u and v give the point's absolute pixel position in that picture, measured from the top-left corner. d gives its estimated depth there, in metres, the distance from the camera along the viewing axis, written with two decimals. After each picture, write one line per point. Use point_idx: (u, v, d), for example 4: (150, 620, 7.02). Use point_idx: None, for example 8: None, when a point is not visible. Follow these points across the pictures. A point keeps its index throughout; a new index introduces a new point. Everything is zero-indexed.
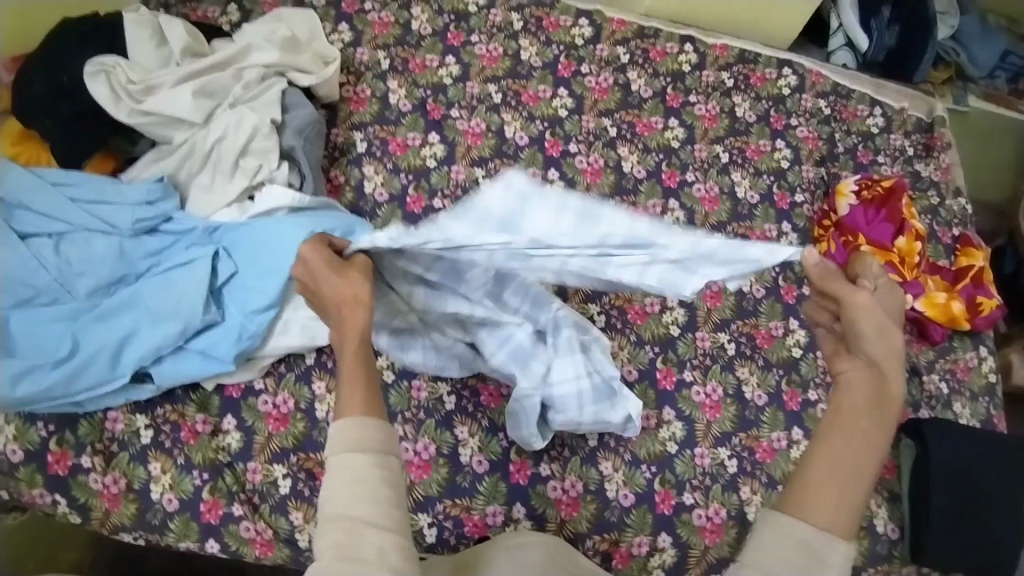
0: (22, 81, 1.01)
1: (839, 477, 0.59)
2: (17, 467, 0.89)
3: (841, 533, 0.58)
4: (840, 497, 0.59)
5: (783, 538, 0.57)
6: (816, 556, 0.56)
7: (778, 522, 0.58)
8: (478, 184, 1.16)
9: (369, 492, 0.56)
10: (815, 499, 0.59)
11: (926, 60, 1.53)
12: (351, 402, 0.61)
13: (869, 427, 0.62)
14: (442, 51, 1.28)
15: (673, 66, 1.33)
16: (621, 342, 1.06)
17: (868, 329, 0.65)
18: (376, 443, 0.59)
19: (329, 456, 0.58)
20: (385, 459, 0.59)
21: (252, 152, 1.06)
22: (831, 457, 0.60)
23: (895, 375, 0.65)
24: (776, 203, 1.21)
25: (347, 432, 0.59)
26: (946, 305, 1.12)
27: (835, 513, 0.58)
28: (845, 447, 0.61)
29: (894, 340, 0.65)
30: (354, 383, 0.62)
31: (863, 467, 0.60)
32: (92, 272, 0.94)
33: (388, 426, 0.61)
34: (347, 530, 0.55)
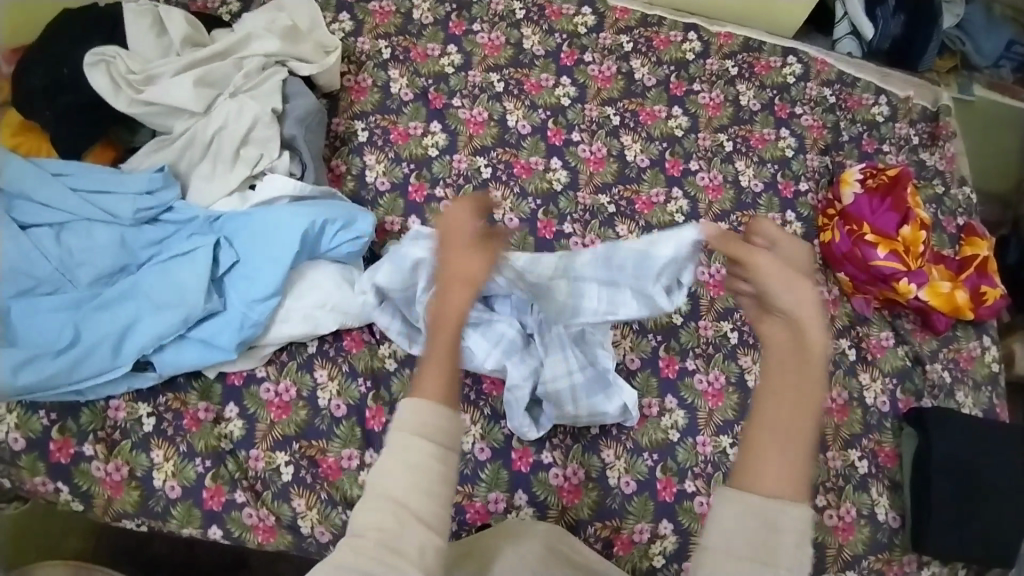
0: (21, 72, 1.01)
1: (784, 442, 0.62)
2: (19, 455, 0.90)
3: (794, 496, 0.61)
4: (784, 459, 0.62)
5: (740, 515, 0.60)
6: (770, 523, 0.59)
7: (731, 502, 0.61)
8: (480, 173, 1.15)
9: (426, 485, 0.60)
10: (759, 471, 0.62)
11: (931, 49, 1.52)
12: (429, 385, 0.64)
13: (806, 380, 0.65)
14: (444, 40, 1.27)
15: (677, 55, 1.32)
16: (623, 331, 1.06)
17: (772, 284, 0.70)
18: (441, 436, 0.62)
19: (395, 432, 0.61)
20: (445, 453, 0.61)
21: (253, 141, 1.06)
22: (772, 417, 0.64)
23: (812, 326, 0.67)
24: (780, 192, 1.20)
25: (417, 415, 0.62)
26: (951, 294, 1.10)
27: (786, 475, 0.61)
28: (786, 411, 0.64)
29: (803, 291, 0.69)
30: (444, 347, 0.67)
31: (800, 417, 0.63)
32: (94, 262, 0.94)
33: (454, 419, 0.63)
34: (398, 518, 0.59)
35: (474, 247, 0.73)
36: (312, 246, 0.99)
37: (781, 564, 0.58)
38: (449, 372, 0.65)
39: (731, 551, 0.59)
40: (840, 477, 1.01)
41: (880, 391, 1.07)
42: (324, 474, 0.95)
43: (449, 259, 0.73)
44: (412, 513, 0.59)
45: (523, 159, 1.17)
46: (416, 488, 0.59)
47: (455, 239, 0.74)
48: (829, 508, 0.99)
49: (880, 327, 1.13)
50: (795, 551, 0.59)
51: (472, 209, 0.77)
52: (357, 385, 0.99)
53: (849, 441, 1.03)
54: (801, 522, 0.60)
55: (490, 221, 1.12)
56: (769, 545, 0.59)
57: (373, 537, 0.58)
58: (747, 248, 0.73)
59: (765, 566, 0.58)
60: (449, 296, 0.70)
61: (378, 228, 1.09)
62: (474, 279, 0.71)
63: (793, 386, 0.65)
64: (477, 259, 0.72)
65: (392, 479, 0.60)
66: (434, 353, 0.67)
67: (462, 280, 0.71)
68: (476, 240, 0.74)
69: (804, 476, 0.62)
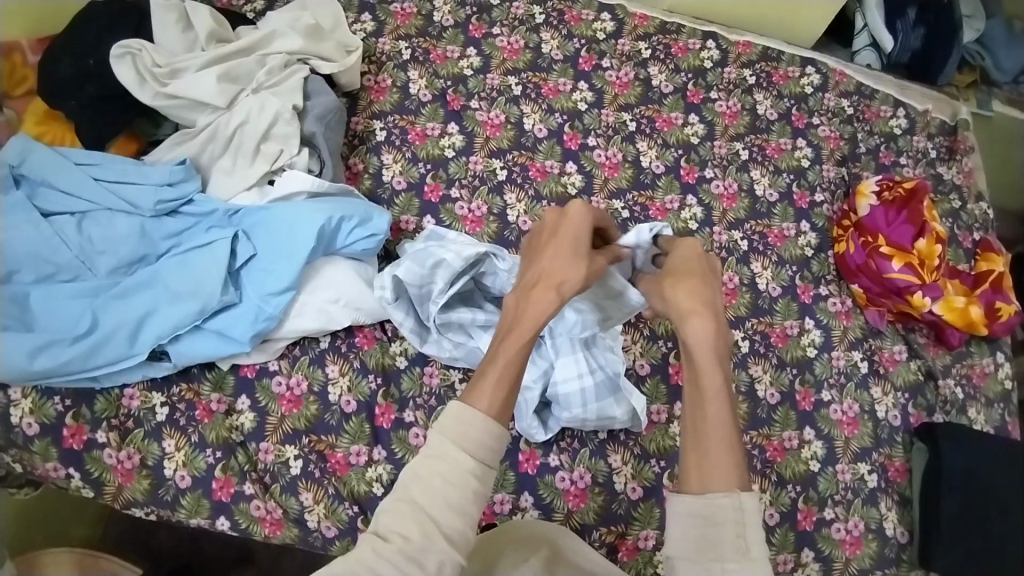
0: (48, 63, 1.03)
1: (702, 439, 0.70)
2: (32, 440, 0.90)
3: (724, 485, 0.66)
4: (705, 453, 0.69)
5: (681, 518, 0.66)
6: (711, 516, 0.65)
7: (677, 508, 0.67)
8: (495, 175, 1.16)
9: (460, 499, 0.61)
10: (687, 472, 0.69)
11: (950, 63, 1.51)
12: (486, 396, 0.66)
13: (701, 373, 0.73)
14: (464, 42, 1.29)
15: (695, 62, 1.32)
16: (634, 336, 1.06)
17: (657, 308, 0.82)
18: (483, 454, 0.63)
19: (441, 439, 0.63)
20: (483, 472, 0.63)
21: (273, 138, 1.07)
22: (693, 421, 0.72)
23: (696, 321, 0.75)
24: (795, 202, 1.20)
25: (466, 427, 0.63)
26: (965, 308, 1.09)
27: (714, 470, 0.67)
28: (699, 408, 0.72)
29: (672, 297, 0.79)
30: (514, 344, 0.71)
31: (707, 409, 0.71)
32: (114, 251, 0.96)
33: (501, 439, 0.65)
34: (423, 528, 0.59)
35: (580, 251, 0.77)
36: (329, 242, 1.00)
37: (727, 557, 0.63)
38: (510, 381, 0.68)
39: (685, 556, 0.64)
40: (849, 490, 1.00)
41: (891, 405, 1.07)
42: (332, 469, 0.95)
43: (545, 260, 0.77)
44: (438, 525, 0.60)
45: (538, 162, 1.18)
46: (449, 500, 0.60)
47: (566, 239, 0.78)
48: (836, 520, 0.99)
49: (893, 340, 1.13)
50: (737, 539, 0.63)
51: (586, 212, 0.80)
52: (368, 382, 1.00)
53: (859, 454, 1.03)
54: (738, 510, 0.65)
55: (504, 223, 1.12)
56: (711, 541, 0.64)
57: (395, 543, 0.58)
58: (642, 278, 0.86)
59: (712, 562, 0.63)
60: (536, 296, 0.74)
61: (394, 227, 1.10)
62: (563, 287, 0.74)
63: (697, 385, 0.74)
64: (575, 265, 0.76)
65: (426, 484, 0.61)
66: (507, 351, 0.70)
67: (552, 283, 0.75)
68: (581, 246, 0.78)
69: (729, 463, 0.67)
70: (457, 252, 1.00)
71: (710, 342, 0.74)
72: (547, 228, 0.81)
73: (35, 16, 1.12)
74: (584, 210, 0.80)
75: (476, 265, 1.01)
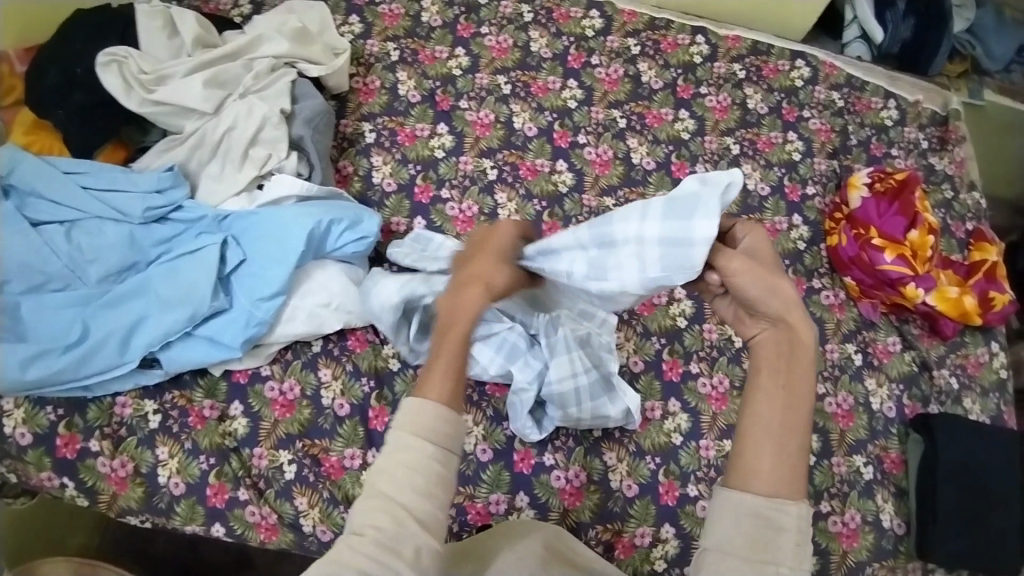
0: (35, 72, 1.03)
1: (783, 449, 0.59)
2: (25, 450, 0.90)
3: (791, 494, 0.58)
4: (783, 461, 0.59)
5: (740, 515, 0.57)
6: (770, 522, 0.57)
7: (732, 502, 0.58)
8: (485, 175, 1.16)
9: (426, 484, 0.57)
10: (754, 468, 0.59)
11: (942, 52, 1.51)
12: (434, 383, 0.61)
13: (795, 380, 0.62)
14: (452, 42, 1.28)
15: (684, 58, 1.32)
16: (627, 333, 1.06)
17: (754, 290, 0.63)
18: (442, 437, 0.59)
19: (394, 433, 0.59)
20: (446, 455, 0.59)
21: (261, 142, 1.07)
22: (767, 416, 0.61)
23: (804, 324, 0.63)
24: (787, 195, 1.20)
25: (417, 415, 0.59)
26: (958, 299, 1.09)
27: (784, 474, 0.59)
28: (782, 409, 0.61)
29: (785, 291, 0.63)
30: (453, 340, 0.63)
31: (792, 415, 0.61)
32: (103, 260, 0.96)
33: (457, 422, 0.60)
34: (394, 517, 0.56)
35: (506, 259, 0.70)
36: (318, 245, 0.99)
37: (783, 562, 0.55)
38: (458, 367, 0.62)
39: (732, 552, 0.56)
40: (845, 483, 1.00)
41: (885, 397, 1.06)
42: (326, 473, 0.95)
43: (475, 263, 0.68)
44: (408, 511, 0.56)
45: (529, 161, 1.18)
46: (415, 487, 0.57)
47: (494, 248, 0.71)
48: (833, 514, 0.98)
49: (888, 332, 1.12)
50: (796, 550, 0.56)
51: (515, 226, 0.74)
52: (361, 385, 1.00)
53: (854, 447, 1.02)
54: (801, 518, 0.57)
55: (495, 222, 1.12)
56: (769, 545, 0.56)
57: (371, 535, 0.55)
58: (721, 247, 0.66)
59: (766, 566, 0.55)
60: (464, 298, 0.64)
61: (384, 229, 1.10)
62: (493, 285, 0.66)
63: (784, 387, 0.62)
64: (501, 267, 0.68)
65: (388, 477, 0.57)
66: (444, 351, 0.62)
67: (482, 279, 0.66)
68: (508, 254, 0.71)
69: (801, 473, 0.59)
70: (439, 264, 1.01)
71: (815, 353, 0.62)
72: (473, 242, 0.74)
73: (19, 23, 1.11)
74: (510, 225, 0.73)
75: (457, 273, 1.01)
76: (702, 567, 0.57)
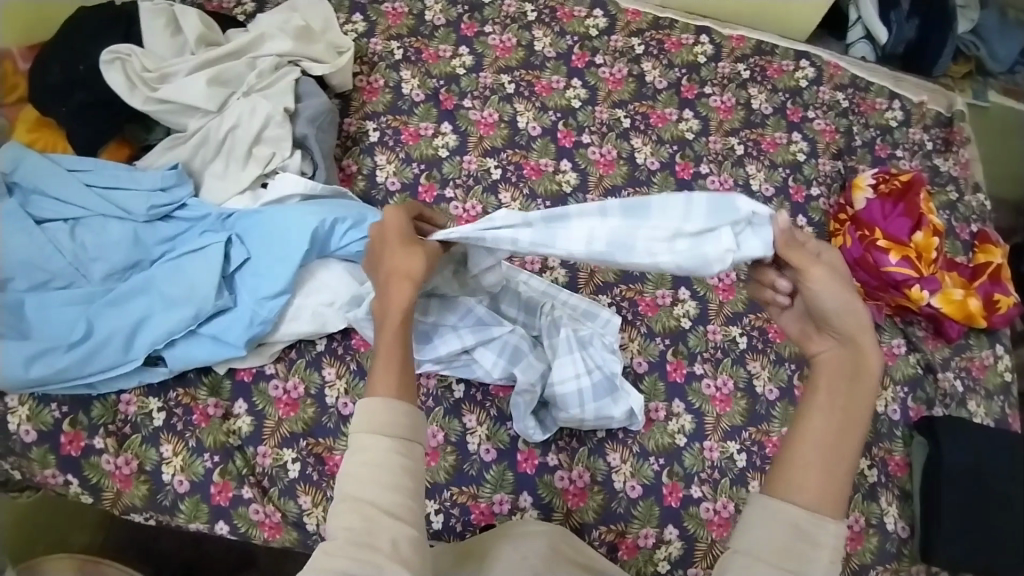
0: (40, 69, 1.03)
1: (830, 466, 0.58)
2: (29, 448, 0.90)
3: (831, 513, 0.57)
4: (829, 478, 0.58)
5: (776, 523, 0.56)
6: (806, 537, 0.56)
7: (770, 510, 0.57)
8: (489, 174, 1.15)
9: (393, 477, 0.57)
10: (800, 481, 0.58)
11: (945, 54, 1.51)
12: (382, 379, 0.61)
13: (852, 399, 0.61)
14: (456, 41, 1.28)
15: (688, 57, 1.32)
16: (631, 333, 1.06)
17: (834, 307, 0.62)
18: (399, 429, 0.59)
19: (352, 433, 0.59)
20: (406, 446, 0.59)
21: (265, 140, 1.06)
22: (817, 431, 0.60)
23: (873, 352, 0.62)
24: (792, 196, 1.20)
25: (370, 412, 0.59)
26: (964, 301, 1.09)
27: (828, 491, 0.58)
28: (836, 429, 0.60)
29: (863, 312, 0.62)
30: (392, 333, 0.64)
31: (845, 437, 0.59)
32: (107, 258, 0.95)
33: (415, 412, 0.60)
34: (365, 515, 0.56)
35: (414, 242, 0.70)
36: (323, 244, 0.99)
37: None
38: (400, 358, 0.62)
39: (762, 557, 0.56)
40: (849, 485, 1.00)
41: (890, 399, 1.06)
42: (331, 472, 0.95)
43: (387, 261, 0.68)
44: (380, 508, 0.56)
45: (533, 160, 1.17)
46: (383, 483, 0.56)
47: (398, 239, 0.70)
48: None
49: (892, 333, 1.12)
50: (828, 566, 0.55)
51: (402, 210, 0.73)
52: (365, 384, 1.00)
53: (859, 449, 1.02)
54: (836, 539, 0.56)
55: None
56: (801, 558, 0.55)
57: (342, 537, 0.55)
58: (808, 257, 0.62)
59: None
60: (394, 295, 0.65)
61: None
62: (416, 274, 0.67)
63: (840, 407, 0.60)
64: (414, 251, 0.68)
65: (353, 478, 0.57)
66: (385, 347, 0.63)
67: (402, 274, 0.66)
68: (413, 238, 0.70)
69: (843, 495, 0.58)
70: None
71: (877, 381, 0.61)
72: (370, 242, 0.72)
73: (23, 22, 1.11)
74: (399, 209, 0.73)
75: None
76: (726, 567, 0.57)
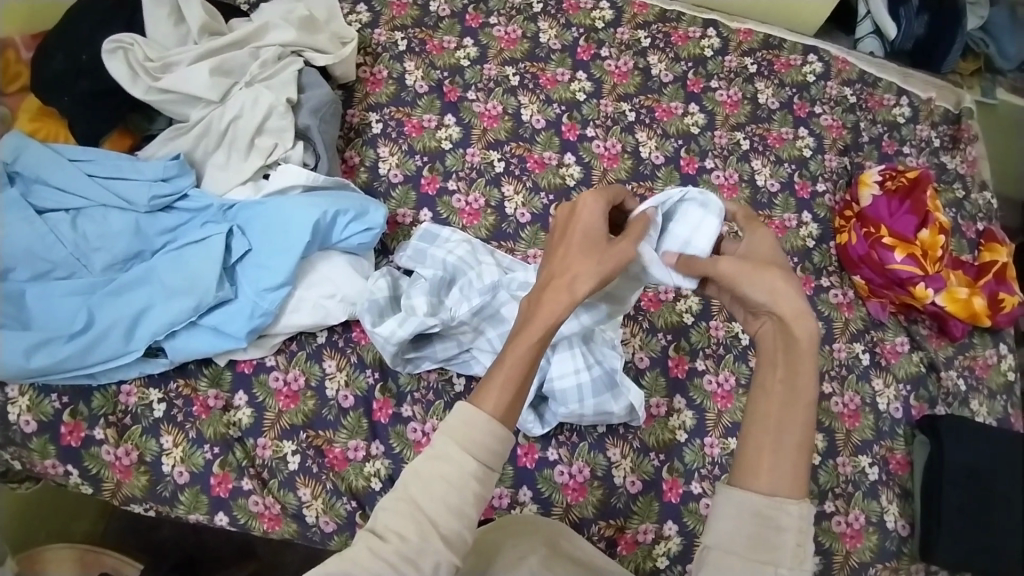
0: (42, 58, 1.02)
1: (779, 447, 0.59)
2: (30, 438, 0.90)
3: (793, 494, 0.58)
4: (779, 459, 0.59)
5: (740, 514, 0.57)
6: (770, 522, 0.57)
7: (733, 501, 0.58)
8: (493, 167, 1.15)
9: (460, 501, 0.57)
10: (756, 470, 0.59)
11: (955, 50, 1.49)
12: (492, 395, 0.60)
13: (795, 377, 0.61)
14: (460, 33, 1.27)
15: (695, 51, 1.31)
16: (632, 329, 1.06)
17: (743, 287, 0.64)
18: (486, 454, 0.58)
19: (443, 437, 0.58)
20: (485, 473, 0.58)
21: (267, 131, 1.06)
22: (765, 410, 0.61)
23: (799, 318, 0.62)
24: (797, 192, 1.19)
25: (468, 426, 0.58)
26: (968, 300, 1.08)
27: (785, 474, 0.58)
28: (782, 406, 0.61)
29: (775, 282, 0.63)
30: (524, 344, 0.62)
31: (793, 413, 0.60)
32: (109, 248, 0.95)
33: (505, 441, 0.59)
34: (421, 529, 0.56)
35: (600, 247, 0.66)
36: (324, 236, 0.99)
37: (782, 562, 0.55)
38: (520, 380, 0.61)
39: (732, 550, 0.56)
40: (850, 483, 0.99)
41: (892, 397, 1.06)
42: (330, 464, 0.95)
43: (559, 258, 0.66)
44: (436, 528, 0.56)
45: (536, 154, 1.17)
46: (449, 502, 0.56)
47: (584, 238, 0.67)
48: (837, 513, 0.97)
49: (896, 332, 1.11)
50: (797, 550, 0.56)
51: (599, 199, 0.69)
52: (365, 376, 1.00)
53: (860, 447, 1.02)
54: (803, 519, 0.57)
55: (502, 215, 1.11)
56: (769, 545, 0.56)
57: (392, 542, 0.55)
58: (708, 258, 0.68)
59: (765, 566, 0.55)
60: (545, 304, 0.63)
61: (390, 221, 1.10)
62: (577, 288, 0.64)
63: (783, 383, 0.61)
64: (589, 258, 0.65)
65: (426, 485, 0.57)
66: (512, 355, 0.62)
67: (565, 281, 0.64)
68: (596, 239, 0.67)
69: (801, 475, 0.58)
70: (435, 267, 1.02)
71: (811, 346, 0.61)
72: (556, 225, 0.69)
73: (25, 16, 1.11)
74: (596, 200, 0.69)
75: (455, 277, 1.02)
76: (701, 564, 0.57)
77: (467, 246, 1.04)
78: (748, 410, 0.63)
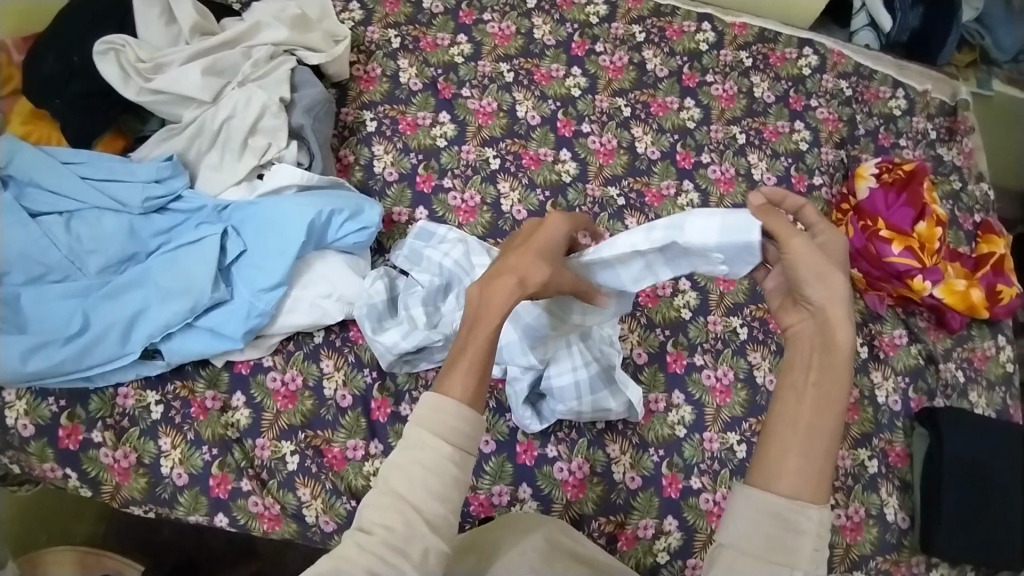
0: (33, 60, 1.02)
1: (805, 449, 0.58)
2: (28, 441, 0.90)
3: (813, 498, 0.57)
4: (806, 459, 0.57)
5: (760, 516, 0.56)
6: (790, 526, 0.56)
7: (752, 500, 0.57)
8: (488, 164, 1.14)
9: (442, 486, 0.57)
10: (779, 469, 0.58)
11: (950, 42, 1.49)
12: (457, 381, 0.60)
13: (828, 378, 0.60)
14: (454, 29, 1.27)
15: (690, 45, 1.30)
16: (631, 324, 1.06)
17: (807, 276, 0.63)
18: (460, 438, 0.59)
19: (414, 427, 0.59)
20: (464, 457, 0.59)
21: (261, 131, 1.06)
22: (795, 409, 0.59)
23: (843, 326, 0.61)
24: (794, 185, 1.18)
25: (435, 413, 0.59)
26: (966, 292, 1.08)
27: (809, 477, 0.57)
28: (810, 408, 0.59)
29: (836, 284, 0.62)
30: (486, 326, 0.62)
31: (821, 416, 0.59)
32: (103, 250, 0.95)
33: (478, 425, 0.60)
34: (406, 518, 0.56)
35: (551, 259, 0.69)
36: (319, 236, 0.98)
37: (798, 565, 0.55)
38: (482, 365, 0.61)
39: (749, 552, 0.56)
40: (849, 476, 0.99)
41: (891, 390, 1.06)
42: (329, 464, 0.95)
43: (517, 257, 0.67)
44: (420, 514, 0.56)
45: (532, 150, 1.16)
46: (430, 488, 0.57)
47: (540, 244, 0.70)
48: (837, 507, 0.97)
49: (894, 324, 1.11)
50: (814, 554, 0.55)
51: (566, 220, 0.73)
52: (363, 375, 0.99)
53: (860, 440, 1.02)
54: (821, 525, 0.56)
55: (498, 213, 1.11)
56: (787, 548, 0.55)
57: (380, 534, 0.56)
58: (788, 226, 0.65)
59: (781, 568, 0.55)
60: (497, 289, 0.63)
61: (386, 219, 1.09)
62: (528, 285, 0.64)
63: (817, 385, 0.60)
64: (542, 264, 0.67)
65: (404, 475, 0.57)
66: (472, 345, 0.62)
67: (517, 273, 0.65)
68: (551, 251, 0.70)
69: (825, 479, 0.57)
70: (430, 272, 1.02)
71: (850, 358, 0.60)
72: (521, 234, 0.73)
73: (16, 19, 1.11)
74: (562, 221, 0.72)
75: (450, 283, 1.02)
76: (716, 563, 0.57)
77: (462, 247, 1.03)
78: (773, 407, 0.61)
